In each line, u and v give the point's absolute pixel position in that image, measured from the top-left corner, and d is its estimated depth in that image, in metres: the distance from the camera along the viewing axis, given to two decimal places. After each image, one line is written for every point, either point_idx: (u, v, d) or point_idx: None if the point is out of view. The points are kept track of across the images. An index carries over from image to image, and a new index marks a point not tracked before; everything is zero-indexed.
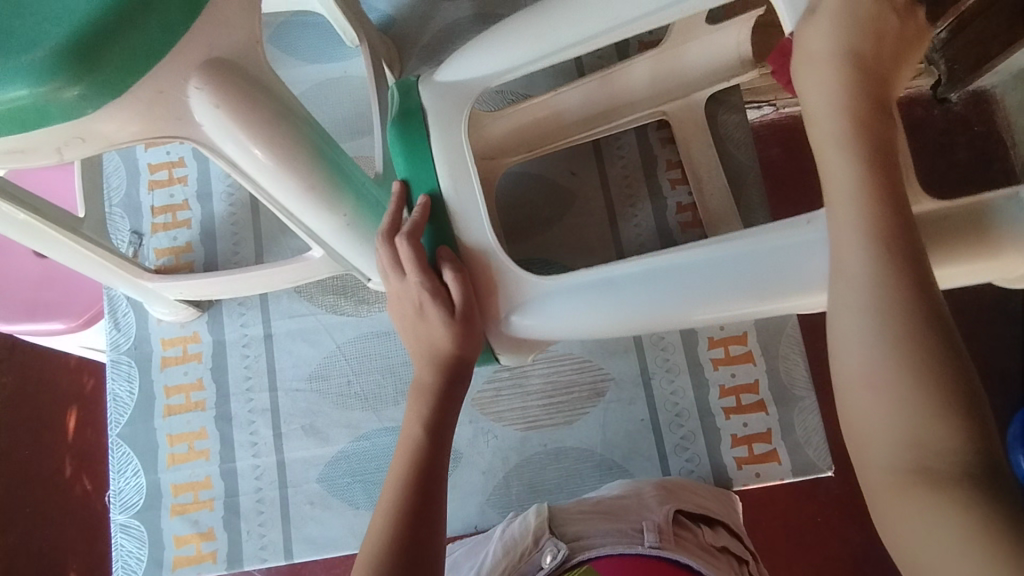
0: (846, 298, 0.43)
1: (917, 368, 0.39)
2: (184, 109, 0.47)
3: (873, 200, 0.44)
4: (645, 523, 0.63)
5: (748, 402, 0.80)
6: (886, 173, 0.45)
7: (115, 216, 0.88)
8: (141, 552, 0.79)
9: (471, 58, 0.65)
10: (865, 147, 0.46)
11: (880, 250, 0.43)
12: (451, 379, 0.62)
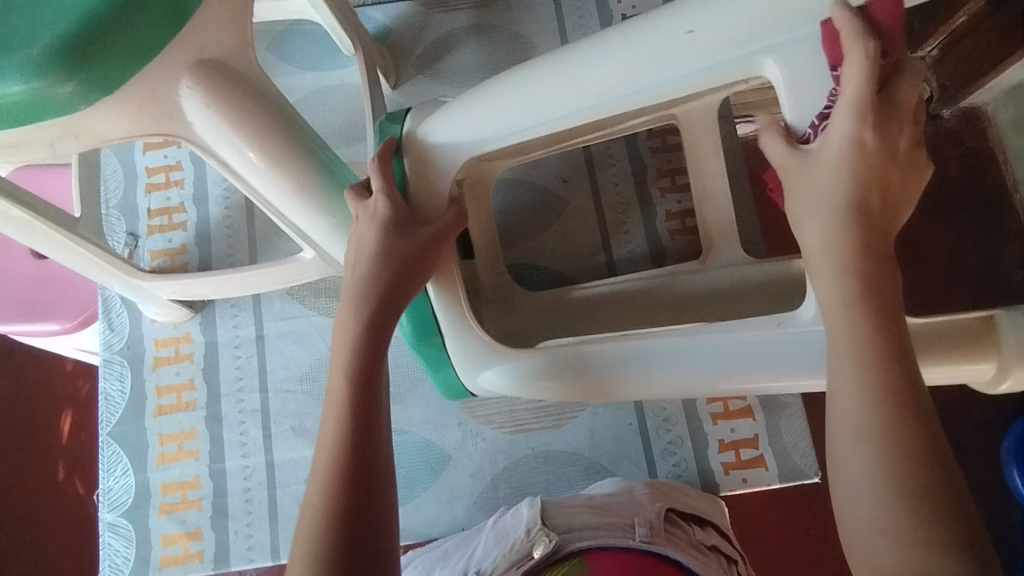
0: (843, 430, 0.41)
1: (908, 494, 0.38)
2: (177, 108, 0.49)
3: (865, 314, 0.42)
4: (637, 519, 0.62)
5: (735, 407, 0.80)
6: (880, 284, 0.43)
7: (112, 218, 0.89)
8: (128, 551, 0.79)
9: (460, 115, 0.57)
10: (869, 287, 0.43)
11: (873, 370, 0.41)
12: (383, 310, 0.53)
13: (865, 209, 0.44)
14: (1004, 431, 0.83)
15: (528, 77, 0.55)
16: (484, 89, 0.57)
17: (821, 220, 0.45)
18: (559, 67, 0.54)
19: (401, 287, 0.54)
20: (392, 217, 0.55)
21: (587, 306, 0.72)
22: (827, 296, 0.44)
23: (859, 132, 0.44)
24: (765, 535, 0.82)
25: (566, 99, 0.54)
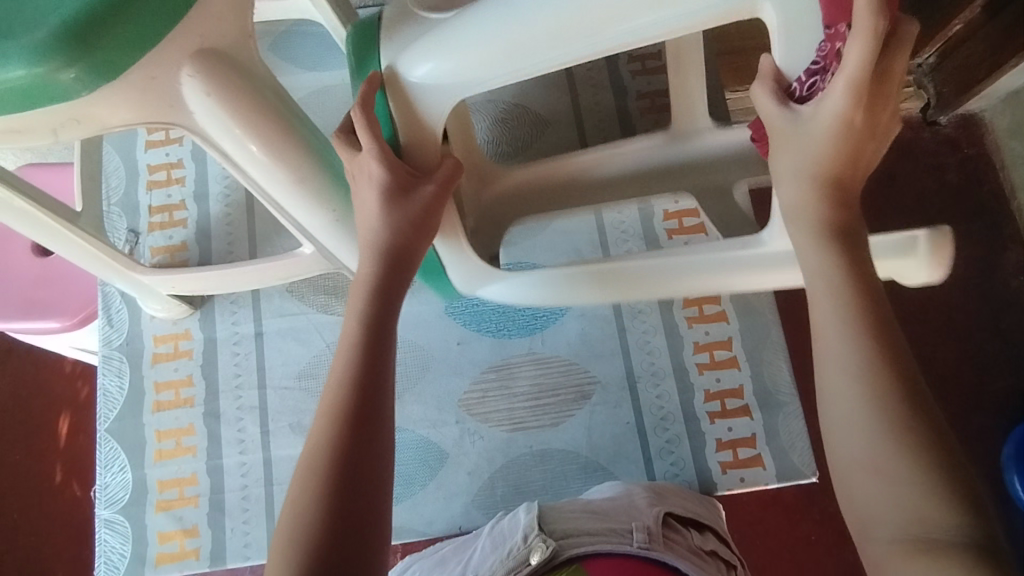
0: (831, 379, 0.43)
1: (900, 439, 0.40)
2: (177, 96, 0.49)
3: (842, 279, 0.45)
4: (635, 524, 0.62)
5: (733, 406, 0.80)
6: (854, 253, 0.46)
7: (113, 215, 0.90)
8: (124, 548, 0.79)
9: (439, 51, 0.51)
10: (844, 256, 0.46)
11: (855, 327, 0.43)
12: (392, 269, 0.56)
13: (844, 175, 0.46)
14: (1005, 436, 0.83)
15: (507, 1, 0.49)
16: (462, 19, 0.51)
17: (804, 188, 0.47)
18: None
19: (406, 245, 0.56)
20: (391, 178, 0.53)
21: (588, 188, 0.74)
22: (809, 263, 0.47)
23: (855, 102, 0.43)
24: (762, 536, 0.82)
25: (546, 34, 0.49)
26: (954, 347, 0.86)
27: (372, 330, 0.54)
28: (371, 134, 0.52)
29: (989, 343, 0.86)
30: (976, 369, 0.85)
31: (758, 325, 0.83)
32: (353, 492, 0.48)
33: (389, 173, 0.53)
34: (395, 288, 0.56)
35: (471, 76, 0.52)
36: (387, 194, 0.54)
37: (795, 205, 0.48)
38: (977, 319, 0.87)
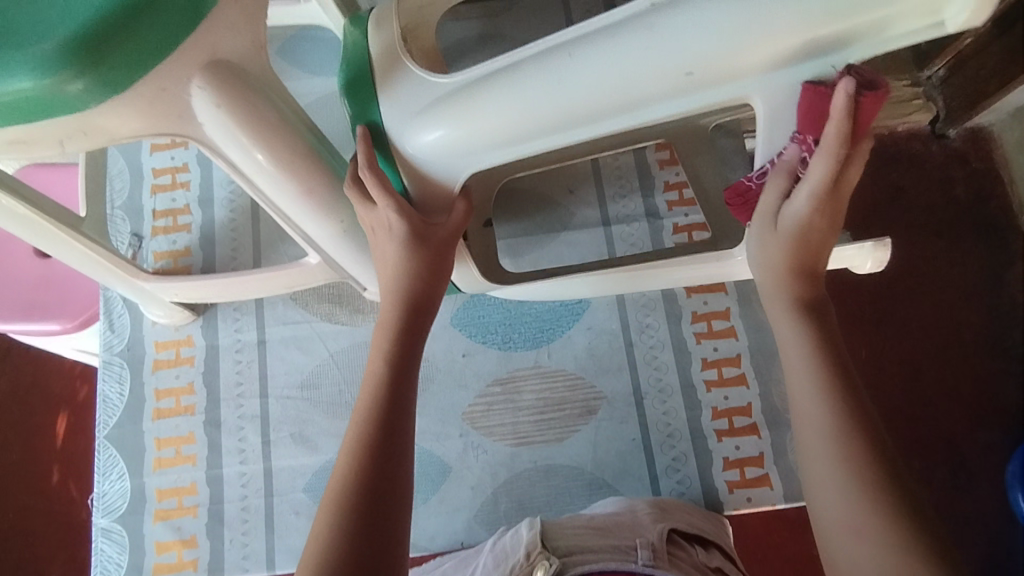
0: (814, 453, 0.47)
1: (877, 510, 0.44)
2: (186, 108, 0.48)
3: (818, 361, 0.49)
4: (640, 540, 0.61)
5: (741, 424, 0.79)
6: (826, 336, 0.51)
7: (116, 218, 0.89)
8: (121, 557, 0.78)
9: (451, 124, 0.53)
10: (818, 340, 0.50)
11: (833, 405, 0.48)
12: (412, 315, 0.57)
13: (809, 265, 0.52)
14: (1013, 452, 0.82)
15: (516, 79, 0.50)
16: (469, 93, 0.52)
17: (777, 280, 0.53)
18: (549, 74, 0.49)
19: (426, 291, 0.58)
20: (410, 231, 0.56)
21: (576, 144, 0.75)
22: (787, 347, 0.51)
23: (815, 209, 0.49)
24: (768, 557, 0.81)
25: (550, 114, 0.51)
26: (965, 359, 0.85)
27: (395, 371, 0.55)
28: (388, 194, 0.55)
29: (997, 357, 0.85)
30: (985, 382, 0.84)
31: (768, 341, 0.82)
32: (373, 524, 0.48)
33: (409, 227, 0.56)
34: (417, 332, 0.57)
35: (475, 146, 0.54)
36: (406, 245, 0.57)
37: (771, 292, 0.53)
38: (985, 339, 0.86)
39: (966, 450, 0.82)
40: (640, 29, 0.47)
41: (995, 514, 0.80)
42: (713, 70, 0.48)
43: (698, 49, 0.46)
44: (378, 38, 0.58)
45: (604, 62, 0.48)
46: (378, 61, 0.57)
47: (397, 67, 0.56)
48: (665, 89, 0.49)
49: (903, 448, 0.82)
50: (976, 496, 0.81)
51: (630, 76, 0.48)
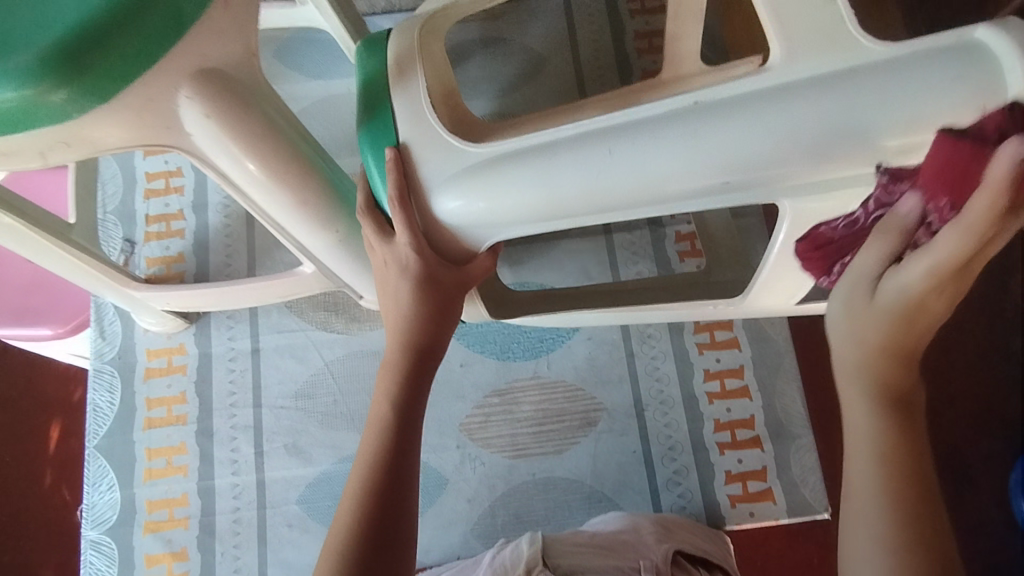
0: (857, 545, 0.43)
1: None
2: (174, 118, 0.47)
3: (888, 444, 0.43)
4: (643, 562, 0.60)
5: (743, 437, 0.78)
6: (904, 417, 0.44)
7: (108, 223, 0.87)
8: (110, 570, 0.76)
9: (472, 199, 0.51)
10: (897, 419, 0.44)
11: (893, 498, 0.42)
12: (419, 360, 0.58)
13: (903, 352, 0.44)
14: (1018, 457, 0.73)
15: (552, 156, 0.48)
16: (494, 173, 0.50)
17: (857, 361, 0.45)
18: (589, 153, 0.47)
19: (433, 335, 0.58)
20: (426, 269, 0.55)
21: None
22: (854, 425, 0.45)
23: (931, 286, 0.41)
24: None
25: (579, 202, 0.49)
26: (960, 364, 0.77)
27: (400, 415, 0.56)
28: (411, 226, 0.53)
29: (994, 363, 0.75)
30: (988, 385, 0.75)
31: (771, 352, 0.80)
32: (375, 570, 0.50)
33: (426, 264, 0.54)
34: (422, 375, 0.58)
35: (498, 220, 0.51)
36: (421, 284, 0.55)
37: (845, 371, 0.46)
38: None
39: (968, 459, 0.75)
40: (684, 126, 0.45)
41: (999, 523, 0.72)
42: (753, 177, 0.45)
43: (738, 155, 0.45)
44: (398, 83, 0.54)
45: (648, 144, 0.46)
46: (400, 106, 0.53)
47: (419, 125, 0.52)
48: (698, 190, 0.47)
49: None
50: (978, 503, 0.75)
51: (662, 170, 0.46)
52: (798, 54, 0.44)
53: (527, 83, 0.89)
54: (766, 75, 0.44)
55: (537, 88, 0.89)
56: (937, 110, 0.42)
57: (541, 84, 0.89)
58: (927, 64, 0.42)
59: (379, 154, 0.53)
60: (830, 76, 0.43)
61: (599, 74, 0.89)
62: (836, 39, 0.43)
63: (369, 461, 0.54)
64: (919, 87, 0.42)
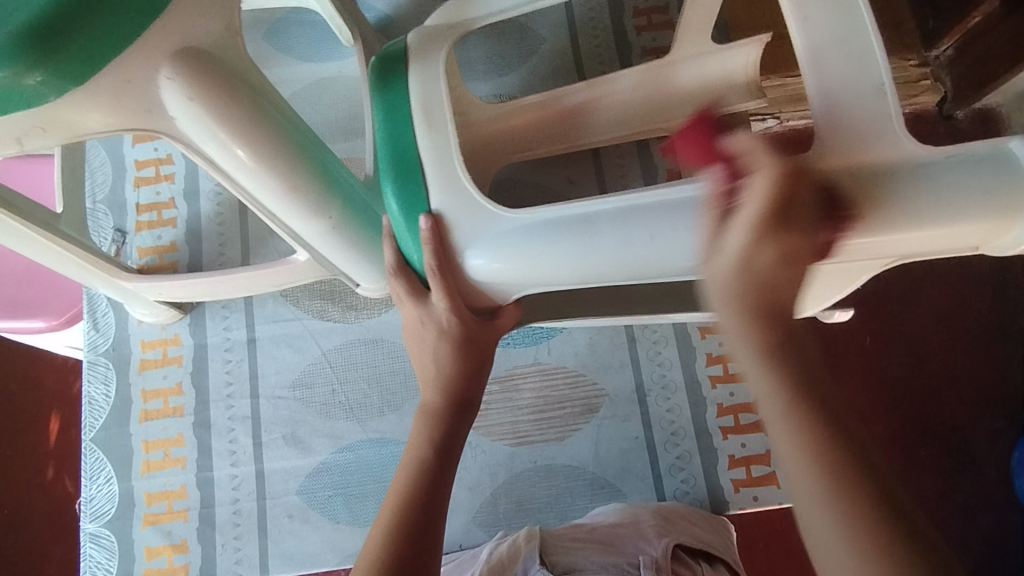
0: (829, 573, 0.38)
1: None
2: (155, 101, 0.45)
3: (813, 440, 0.40)
4: (642, 557, 0.58)
5: (746, 421, 0.77)
6: (819, 404, 0.41)
7: (99, 213, 0.85)
8: (110, 563, 0.76)
9: (509, 264, 0.54)
10: (803, 405, 0.41)
11: (839, 500, 0.39)
12: (455, 409, 0.59)
13: (773, 307, 0.43)
14: (1017, 437, 0.87)
15: (591, 232, 0.51)
16: (533, 246, 0.52)
17: (731, 314, 0.44)
18: (625, 231, 0.51)
19: (466, 386, 0.60)
20: (461, 331, 0.58)
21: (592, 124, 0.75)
22: (777, 438, 0.41)
23: (753, 240, 0.43)
24: None
25: (611, 268, 0.52)
26: (960, 348, 0.89)
27: (436, 455, 0.56)
28: (446, 290, 0.56)
29: (1000, 343, 0.89)
30: (990, 367, 0.88)
31: None
32: None
33: (462, 326, 0.58)
34: (458, 421, 0.59)
35: (525, 282, 0.55)
36: (457, 343, 0.59)
37: (733, 337, 0.44)
38: (993, 326, 0.89)
39: (971, 437, 0.87)
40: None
41: (999, 495, 0.86)
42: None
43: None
44: (429, 145, 0.55)
45: (682, 224, 0.50)
46: (432, 170, 0.55)
47: (451, 192, 0.54)
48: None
49: (907, 436, 0.88)
50: (979, 481, 0.86)
51: (677, 242, 0.50)
52: (839, 143, 0.49)
53: (524, 63, 0.87)
54: (815, 163, 0.49)
55: (534, 69, 0.87)
56: (960, 203, 0.47)
57: (538, 64, 0.87)
58: (957, 166, 0.47)
59: (412, 220, 0.55)
60: (865, 169, 0.48)
61: (598, 52, 0.87)
62: (876, 135, 0.49)
63: (400, 500, 0.53)
64: (941, 185, 0.47)
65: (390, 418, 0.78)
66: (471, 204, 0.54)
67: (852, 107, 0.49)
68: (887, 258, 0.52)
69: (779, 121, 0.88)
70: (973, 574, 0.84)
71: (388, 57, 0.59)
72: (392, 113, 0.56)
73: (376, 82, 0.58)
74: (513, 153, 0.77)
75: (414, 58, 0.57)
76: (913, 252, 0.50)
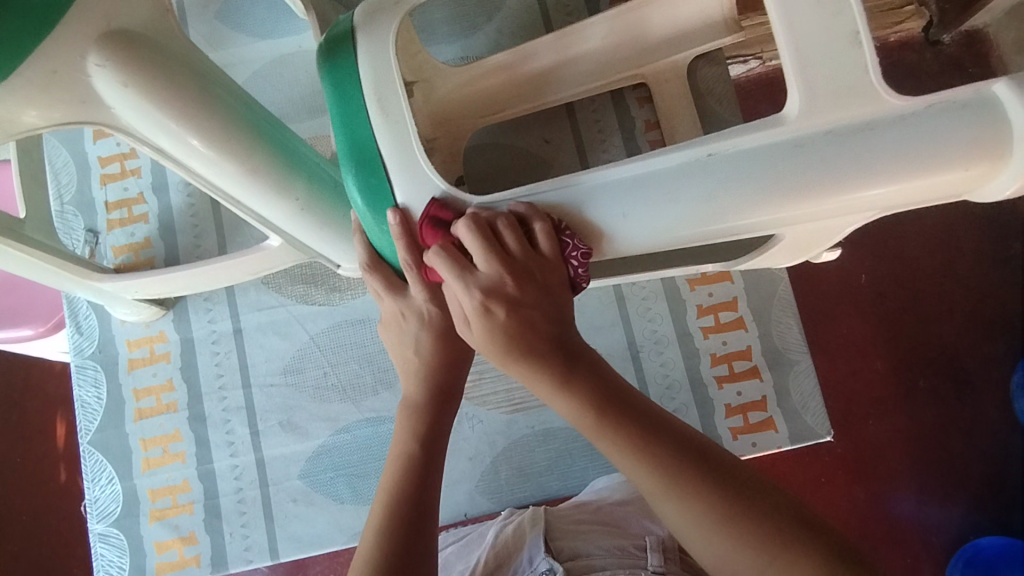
0: (651, 494, 0.46)
1: (707, 503, 0.44)
2: (87, 90, 0.43)
3: (580, 401, 0.49)
4: (649, 539, 0.58)
5: (741, 369, 0.77)
6: (565, 368, 0.50)
7: (68, 215, 0.83)
8: (122, 560, 0.77)
9: None
10: (569, 378, 0.50)
11: (614, 433, 0.48)
12: (437, 401, 0.59)
13: (551, 322, 0.51)
14: (1016, 361, 0.87)
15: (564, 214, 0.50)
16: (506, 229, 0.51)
17: (485, 342, 0.51)
18: (601, 207, 0.49)
19: (447, 377, 0.60)
20: (441, 322, 0.58)
21: (559, 83, 0.72)
22: (561, 408, 0.51)
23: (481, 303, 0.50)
24: None
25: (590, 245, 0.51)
26: (962, 272, 0.88)
27: (422, 447, 0.57)
28: (423, 282, 0.55)
29: (997, 267, 0.88)
30: (991, 292, 0.88)
31: (765, 281, 0.78)
32: None
33: (443, 315, 0.57)
34: (443, 416, 0.59)
35: None
36: (438, 333, 0.58)
37: (506, 361, 0.51)
38: (990, 250, 0.88)
39: (968, 364, 0.87)
40: (697, 175, 0.47)
41: (1000, 421, 0.86)
42: (761, 221, 0.49)
43: (748, 204, 0.48)
44: (388, 134, 0.52)
45: (661, 197, 0.48)
46: (391, 155, 0.52)
47: (415, 183, 0.52)
48: (709, 233, 0.50)
49: (906, 370, 0.87)
50: (978, 407, 0.87)
51: (654, 214, 0.49)
52: (816, 104, 0.45)
53: (488, 21, 0.84)
54: (789, 127, 0.46)
55: (499, 26, 0.84)
56: (944, 153, 0.45)
57: (504, 20, 0.84)
58: (942, 116, 0.45)
59: (381, 214, 0.54)
60: (844, 129, 0.46)
61: (564, 3, 0.83)
62: (855, 93, 0.45)
63: (392, 504, 0.53)
64: (927, 140, 0.45)
65: (385, 396, 0.77)
66: (438, 195, 0.52)
67: (826, 58, 0.45)
68: (873, 212, 0.49)
69: (761, 60, 0.87)
70: (974, 502, 0.86)
71: (336, 37, 0.55)
72: (346, 102, 0.54)
73: (326, 68, 0.55)
74: (483, 118, 0.74)
75: (361, 36, 0.54)
76: (899, 204, 0.48)
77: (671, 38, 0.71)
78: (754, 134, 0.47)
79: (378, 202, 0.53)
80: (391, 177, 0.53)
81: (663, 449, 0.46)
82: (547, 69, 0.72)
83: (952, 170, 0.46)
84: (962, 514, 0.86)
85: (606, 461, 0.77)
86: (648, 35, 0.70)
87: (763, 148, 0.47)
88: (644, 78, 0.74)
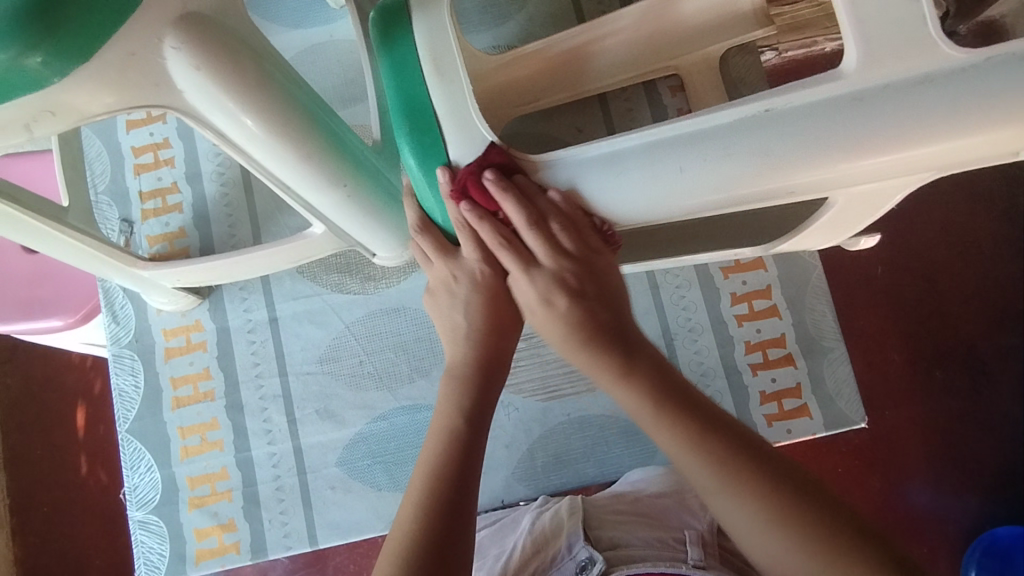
0: (704, 485, 0.47)
1: (758, 494, 0.45)
2: (161, 74, 0.43)
3: (650, 389, 0.52)
4: (689, 533, 0.59)
5: (775, 356, 0.77)
6: (650, 363, 0.53)
7: (102, 205, 0.84)
8: (162, 547, 0.77)
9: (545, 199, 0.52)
10: (637, 371, 0.53)
11: (675, 417, 0.50)
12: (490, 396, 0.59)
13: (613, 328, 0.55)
14: None
15: (615, 169, 0.50)
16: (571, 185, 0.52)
17: (582, 343, 0.54)
18: (655, 164, 0.49)
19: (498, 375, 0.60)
20: (494, 284, 0.58)
21: (593, 72, 0.72)
22: (622, 397, 0.53)
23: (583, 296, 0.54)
24: None
25: (643, 202, 0.51)
26: (978, 257, 0.89)
27: (471, 428, 0.57)
28: (476, 239, 0.55)
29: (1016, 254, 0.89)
30: (1008, 278, 0.89)
31: (798, 268, 0.79)
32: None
33: (494, 278, 0.58)
34: (491, 396, 0.59)
35: (549, 228, 0.53)
36: (491, 298, 0.58)
37: (598, 356, 0.54)
38: (1004, 240, 0.89)
39: (983, 354, 0.88)
40: (755, 132, 0.47)
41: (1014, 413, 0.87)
42: (814, 179, 0.49)
43: (805, 157, 0.47)
44: (444, 98, 0.53)
45: (710, 154, 0.48)
46: (446, 116, 0.53)
47: (470, 144, 0.52)
48: (750, 194, 0.50)
49: (923, 360, 0.88)
50: (994, 399, 0.88)
51: (705, 175, 0.49)
52: (875, 57, 0.45)
53: (519, 10, 0.84)
54: (846, 79, 0.46)
55: (530, 15, 0.84)
56: (991, 110, 0.45)
57: (535, 9, 0.84)
58: (998, 69, 0.45)
59: (432, 176, 0.54)
60: (901, 82, 0.46)
61: None
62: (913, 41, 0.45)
63: (437, 474, 0.53)
64: (973, 87, 0.45)
65: (421, 384, 0.78)
66: (491, 153, 0.52)
67: (884, 13, 0.45)
68: (925, 174, 0.50)
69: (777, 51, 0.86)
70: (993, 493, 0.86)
71: (388, 10, 0.56)
72: (396, 68, 0.55)
73: (379, 34, 0.56)
74: (515, 109, 0.74)
75: (416, 9, 0.54)
76: (950, 164, 0.48)
77: (703, 26, 0.71)
78: (811, 89, 0.47)
79: (433, 164, 0.54)
80: (445, 138, 0.53)
81: (726, 450, 0.47)
82: (581, 58, 0.72)
83: (1012, 130, 0.45)
84: (978, 505, 0.86)
85: (641, 447, 0.77)
86: (680, 27, 0.71)
87: (815, 104, 0.47)
88: (676, 69, 0.74)
